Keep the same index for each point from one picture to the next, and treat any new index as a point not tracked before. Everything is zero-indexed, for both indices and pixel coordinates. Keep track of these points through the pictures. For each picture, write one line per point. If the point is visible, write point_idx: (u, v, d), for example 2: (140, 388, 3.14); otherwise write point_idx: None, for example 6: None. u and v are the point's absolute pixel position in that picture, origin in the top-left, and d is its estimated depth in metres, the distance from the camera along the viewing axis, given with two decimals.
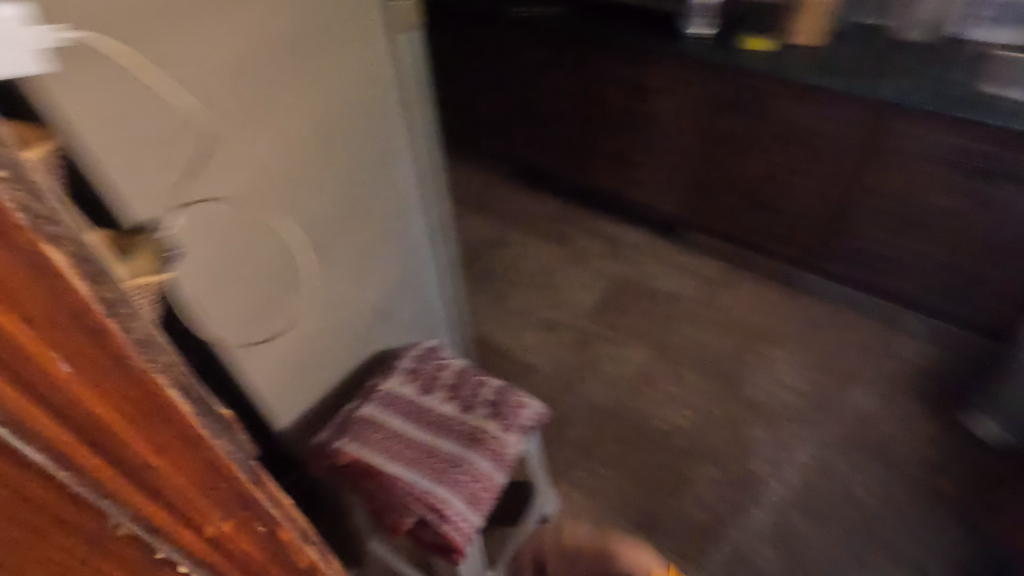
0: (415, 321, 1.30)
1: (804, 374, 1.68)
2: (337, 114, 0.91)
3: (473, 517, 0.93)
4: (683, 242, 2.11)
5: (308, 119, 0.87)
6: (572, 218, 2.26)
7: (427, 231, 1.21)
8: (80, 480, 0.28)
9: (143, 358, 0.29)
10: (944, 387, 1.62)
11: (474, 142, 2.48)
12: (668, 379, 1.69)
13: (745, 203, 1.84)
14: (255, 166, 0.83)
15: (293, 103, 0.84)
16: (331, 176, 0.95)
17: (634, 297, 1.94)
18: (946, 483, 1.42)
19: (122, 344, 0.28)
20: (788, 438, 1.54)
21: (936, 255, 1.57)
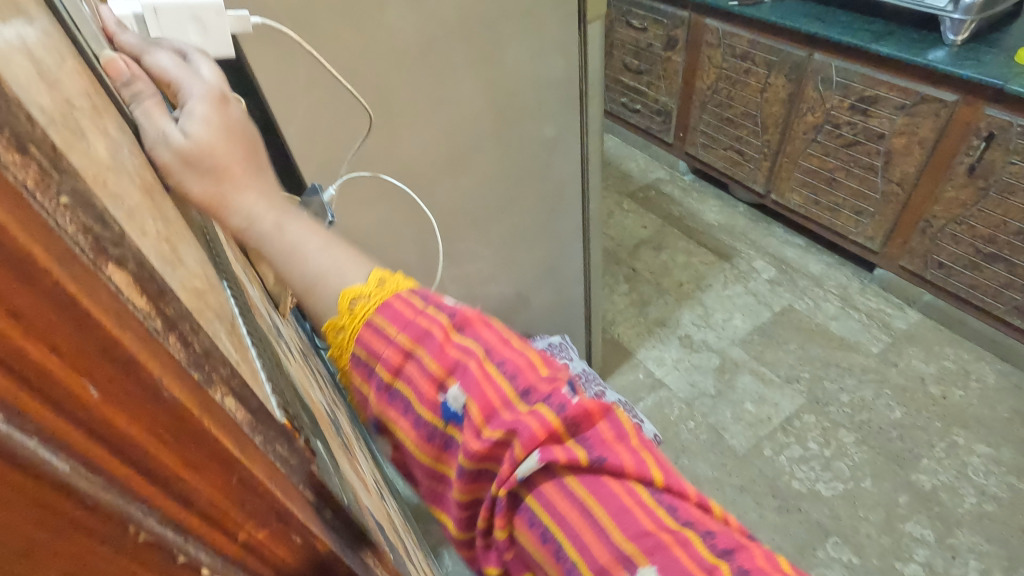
0: (553, 309, 1.32)
1: (1004, 478, 1.36)
2: (511, 105, 0.92)
3: None
4: (874, 282, 1.82)
5: (482, 107, 0.89)
6: (744, 233, 2.07)
7: (579, 228, 1.19)
8: None
9: (262, 444, 0.25)
10: None
11: (654, 133, 2.36)
12: (817, 435, 1.48)
13: (973, 253, 1.49)
14: (427, 146, 0.88)
15: (472, 91, 0.86)
16: (495, 163, 0.98)
17: (797, 333, 1.72)
18: None
19: (237, 450, 0.22)
20: (959, 548, 1.27)
21: None
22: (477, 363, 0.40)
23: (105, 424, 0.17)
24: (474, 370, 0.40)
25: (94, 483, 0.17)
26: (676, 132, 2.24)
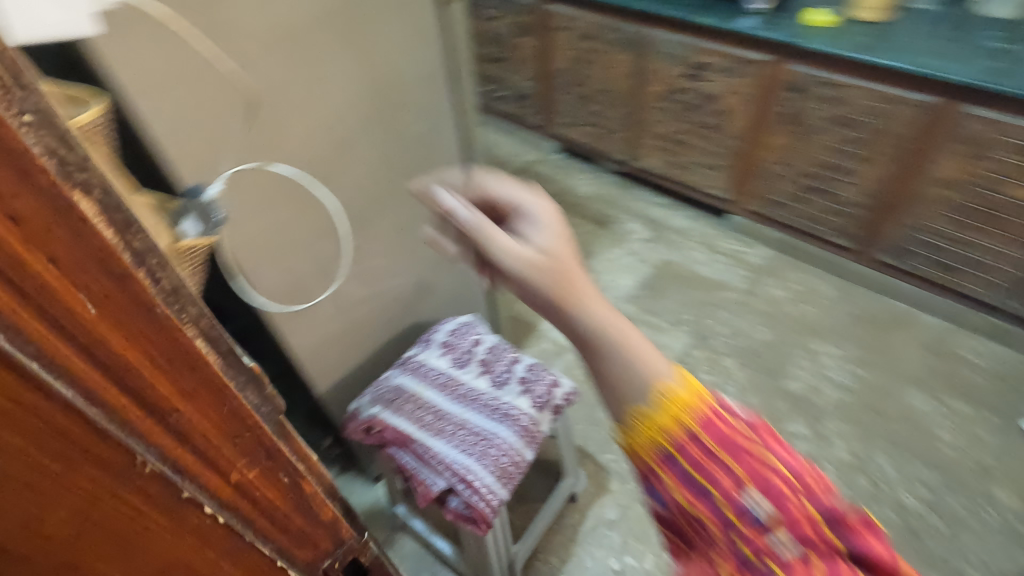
0: (456, 292, 1.34)
1: (852, 369, 1.62)
2: (388, 91, 0.93)
3: (500, 490, 0.94)
4: (731, 228, 2.06)
5: (361, 96, 0.90)
6: (617, 201, 2.23)
7: (471, 208, 1.23)
8: (102, 418, 0.28)
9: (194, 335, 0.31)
10: (1007, 393, 1.54)
11: (522, 120, 2.48)
12: (706, 366, 1.67)
13: (800, 188, 1.75)
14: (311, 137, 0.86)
15: (348, 79, 0.87)
16: (380, 151, 0.98)
17: (675, 282, 1.90)
18: (1002, 494, 1.36)
19: (159, 302, 0.29)
20: (830, 435, 1.49)
21: (1008, 252, 1.47)
22: (744, 441, 0.41)
23: (18, 263, 0.23)
24: (783, 475, 0.40)
25: (53, 316, 0.25)
26: (541, 115, 2.37)
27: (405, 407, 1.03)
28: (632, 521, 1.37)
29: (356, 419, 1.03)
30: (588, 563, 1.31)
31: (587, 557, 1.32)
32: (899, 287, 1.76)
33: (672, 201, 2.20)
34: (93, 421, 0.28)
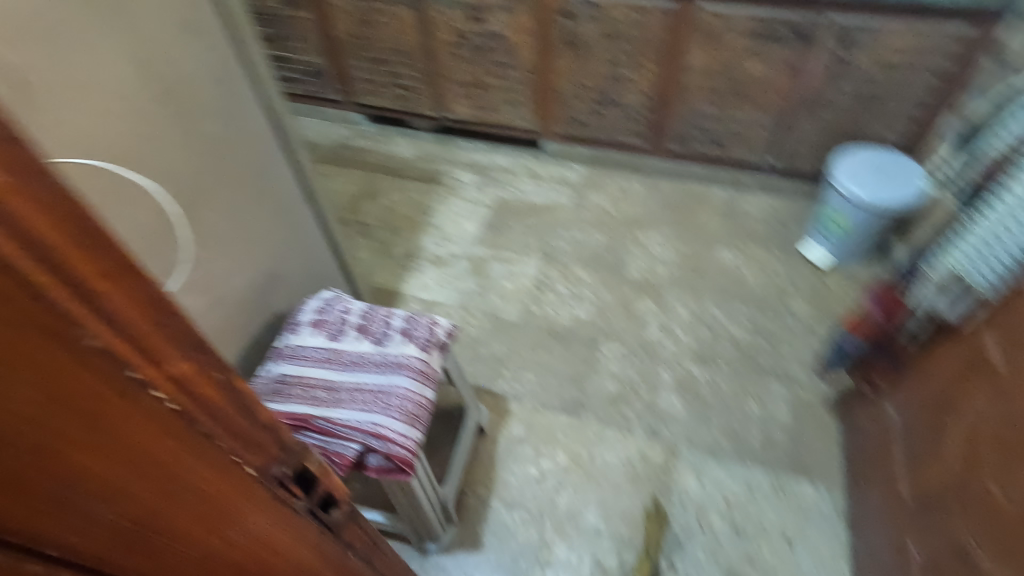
0: (306, 272, 1.33)
1: (674, 247, 1.90)
2: (173, 73, 0.88)
3: (413, 433, 0.98)
4: (547, 155, 2.23)
5: (146, 83, 0.83)
6: (440, 156, 2.28)
7: (290, 179, 1.22)
8: (44, 336, 0.25)
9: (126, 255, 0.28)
10: (783, 229, 1.92)
11: (321, 98, 2.38)
12: (561, 280, 1.83)
13: (593, 104, 1.96)
14: (109, 137, 0.79)
15: (127, 66, 0.80)
16: (185, 140, 0.92)
17: (514, 216, 2.04)
18: (798, 305, 1.72)
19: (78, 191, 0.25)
20: (671, 303, 1.75)
21: (757, 118, 1.81)
22: None
23: None
24: None
25: None
26: (339, 88, 2.30)
27: (293, 392, 1.01)
28: (537, 430, 1.50)
29: None
30: (511, 480, 1.41)
31: (508, 475, 1.42)
32: (691, 169, 2.07)
33: (490, 144, 2.31)
34: (34, 339, 0.24)
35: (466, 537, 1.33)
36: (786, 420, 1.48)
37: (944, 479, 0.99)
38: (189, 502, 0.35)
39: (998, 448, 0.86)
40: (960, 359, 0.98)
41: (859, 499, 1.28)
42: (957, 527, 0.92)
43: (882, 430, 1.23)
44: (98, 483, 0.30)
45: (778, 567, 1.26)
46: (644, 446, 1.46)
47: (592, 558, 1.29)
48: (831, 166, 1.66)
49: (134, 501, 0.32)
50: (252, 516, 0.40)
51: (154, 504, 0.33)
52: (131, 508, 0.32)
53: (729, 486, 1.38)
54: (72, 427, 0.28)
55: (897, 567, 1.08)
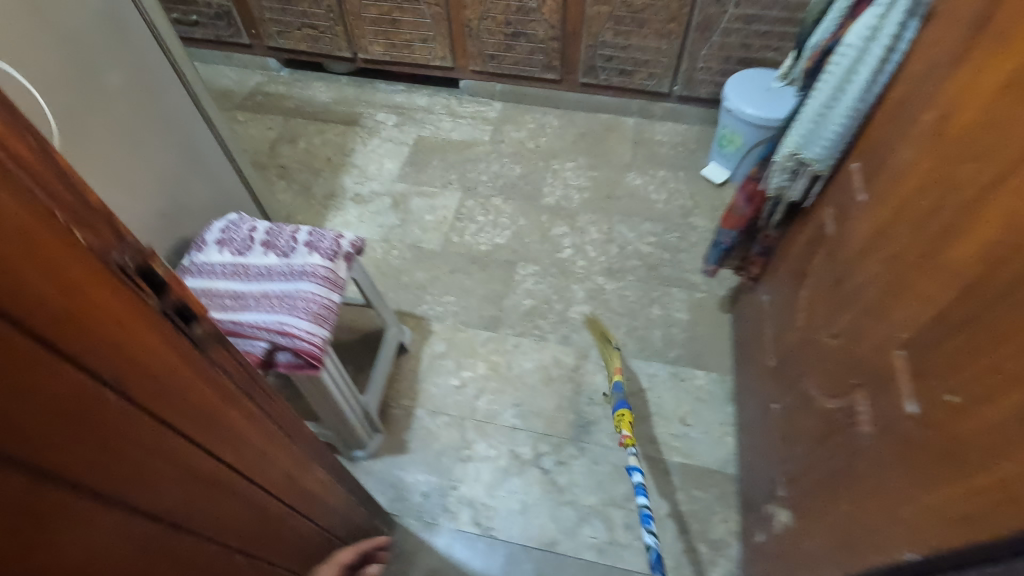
0: (215, 202, 1.36)
1: (587, 174, 2.00)
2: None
3: (320, 330, 1.05)
4: (465, 93, 2.27)
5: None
6: (358, 98, 2.28)
7: (189, 105, 1.24)
8: None
9: None
10: (687, 153, 2.05)
11: (231, 42, 2.32)
12: (480, 210, 1.91)
13: (504, 38, 2.00)
14: None
15: None
16: (64, 58, 0.95)
17: (434, 153, 2.08)
18: (698, 220, 1.85)
19: None
20: (583, 225, 1.86)
21: (656, 46, 1.90)
22: None
23: None
24: None
25: None
26: (247, 31, 2.25)
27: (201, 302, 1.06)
28: (458, 345, 1.59)
29: None
30: (434, 391, 1.51)
31: (431, 387, 1.52)
32: (602, 101, 2.15)
33: (408, 85, 2.32)
34: None
35: (392, 444, 1.43)
36: (685, 321, 1.63)
37: (795, 340, 1.14)
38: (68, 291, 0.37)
39: (829, 305, 1.00)
40: (810, 236, 1.12)
41: (742, 378, 1.44)
42: (802, 376, 1.07)
43: (758, 315, 1.39)
44: (9, 258, 0.33)
45: (674, 443, 1.42)
46: (557, 352, 1.57)
47: (509, 451, 1.41)
48: (725, 89, 1.80)
49: (58, 313, 0.37)
50: (125, 319, 0.43)
51: (40, 287, 0.35)
52: (53, 320, 0.37)
53: (633, 380, 1.52)
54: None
55: (766, 424, 1.24)
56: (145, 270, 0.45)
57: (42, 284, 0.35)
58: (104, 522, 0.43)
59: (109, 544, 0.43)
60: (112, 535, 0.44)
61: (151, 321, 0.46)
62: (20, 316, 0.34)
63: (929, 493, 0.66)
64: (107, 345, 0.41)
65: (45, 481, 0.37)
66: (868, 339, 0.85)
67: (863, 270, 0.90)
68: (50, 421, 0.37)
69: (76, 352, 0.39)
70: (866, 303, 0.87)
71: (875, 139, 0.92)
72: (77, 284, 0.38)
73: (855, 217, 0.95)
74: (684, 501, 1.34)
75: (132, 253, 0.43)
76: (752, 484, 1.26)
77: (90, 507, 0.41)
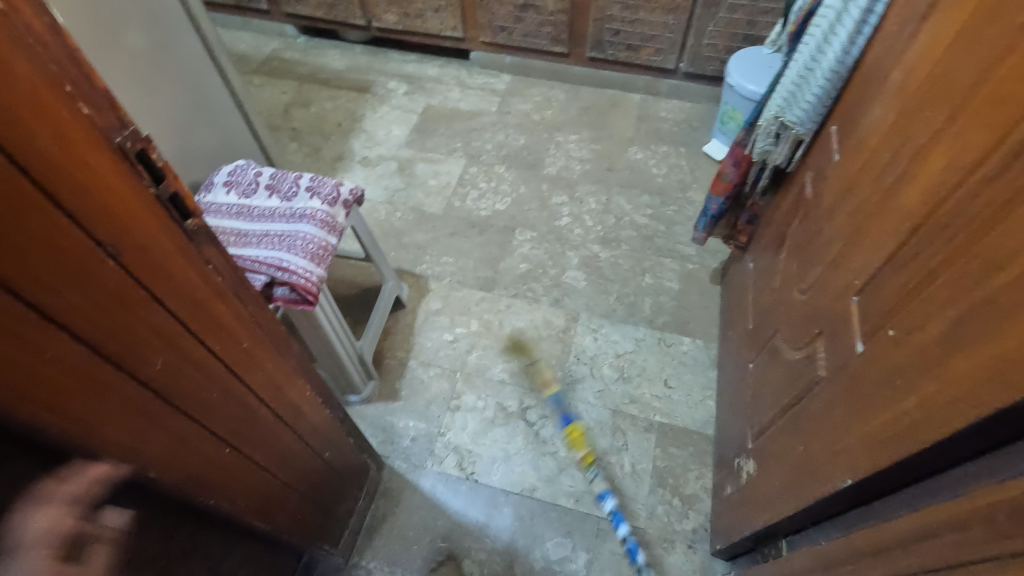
0: (226, 152, 1.43)
1: (590, 147, 2.03)
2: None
3: (316, 269, 1.11)
4: (475, 65, 2.30)
5: None
6: (370, 67, 2.33)
7: (202, 54, 1.30)
8: None
9: None
10: (691, 130, 2.07)
11: (249, 8, 2.38)
12: (483, 178, 1.95)
13: (513, 9, 2.03)
14: None
15: None
16: None
17: (441, 121, 2.13)
18: (696, 195, 1.89)
19: None
20: (582, 196, 1.90)
21: (663, 21, 1.92)
22: None
23: None
24: None
25: None
26: None
27: None
28: (453, 303, 1.65)
29: None
30: (427, 344, 1.57)
31: (425, 341, 1.58)
32: (609, 76, 2.18)
33: (420, 55, 2.36)
34: None
35: (384, 391, 1.49)
36: (675, 290, 1.67)
37: (772, 302, 1.18)
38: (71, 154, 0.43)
39: (801, 264, 1.04)
40: (791, 201, 1.16)
41: (725, 345, 1.48)
42: (775, 333, 1.11)
43: (743, 282, 1.42)
44: (19, 117, 0.39)
45: (655, 403, 1.46)
46: (548, 314, 1.62)
47: (496, 403, 1.47)
48: (728, 66, 1.81)
49: (63, 175, 0.43)
50: (123, 193, 0.48)
51: (45, 141, 0.41)
52: (59, 180, 0.43)
53: (620, 343, 1.56)
54: (7, 92, 0.38)
55: (742, 384, 1.27)
56: (144, 156, 0.50)
57: (48, 144, 0.41)
58: (91, 370, 0.49)
59: (94, 392, 0.50)
60: (97, 384, 0.50)
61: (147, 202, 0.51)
62: (27, 163, 0.40)
63: (867, 422, 0.70)
64: (107, 214, 0.47)
65: (38, 317, 0.43)
66: (830, 290, 0.89)
67: (831, 225, 0.93)
68: (49, 265, 0.43)
69: (78, 213, 0.45)
70: (832, 256, 0.90)
71: (852, 100, 0.95)
72: (81, 153, 0.44)
73: (829, 176, 0.99)
74: (661, 458, 1.38)
75: (133, 138, 0.49)
76: (726, 442, 1.30)
77: (78, 352, 0.48)
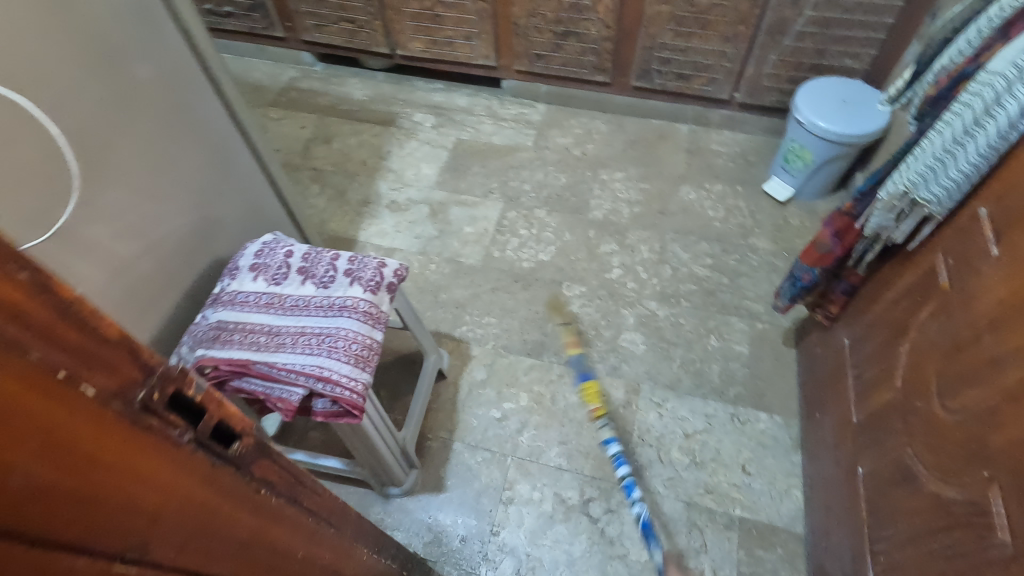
0: (250, 219, 1.27)
1: (638, 186, 1.87)
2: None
3: (361, 374, 0.95)
4: (508, 94, 2.14)
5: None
6: (395, 97, 2.17)
7: (222, 115, 1.14)
8: None
9: None
10: (747, 166, 1.90)
11: (264, 34, 2.22)
12: (523, 223, 1.79)
13: (554, 37, 1.87)
14: None
15: None
16: (86, 63, 0.86)
17: (474, 158, 1.96)
18: (759, 241, 1.71)
19: None
20: (634, 243, 1.73)
21: (720, 49, 1.75)
22: None
23: None
24: None
25: None
26: (282, 23, 2.14)
27: (233, 337, 0.96)
28: (499, 373, 1.49)
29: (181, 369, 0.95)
30: (473, 423, 1.41)
31: (471, 418, 1.42)
32: (655, 106, 2.01)
33: (448, 83, 2.20)
34: None
35: (429, 480, 1.34)
36: (745, 355, 1.50)
37: (889, 402, 1.01)
38: (65, 457, 0.28)
39: (942, 375, 0.87)
40: (914, 287, 0.99)
41: (812, 426, 1.31)
42: (901, 446, 0.94)
43: (835, 359, 1.26)
44: None
45: (734, 494, 1.30)
46: (606, 384, 1.46)
47: (555, 494, 1.31)
48: (795, 100, 1.64)
49: (55, 496, 0.27)
50: (149, 469, 0.32)
51: (21, 462, 0.25)
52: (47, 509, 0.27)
53: (689, 420, 1.40)
54: None
55: (844, 488, 1.11)
56: (174, 398, 0.34)
57: (27, 467, 0.25)
58: None
59: None
60: None
61: (184, 459, 0.35)
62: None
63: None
64: (126, 509, 0.31)
65: None
66: (1008, 430, 0.72)
67: (997, 342, 0.77)
68: None
69: (83, 533, 0.29)
70: (1005, 383, 0.74)
71: (1018, 183, 0.78)
72: (82, 448, 0.28)
73: (983, 273, 0.82)
74: (746, 561, 1.22)
75: (160, 382, 0.33)
76: (826, 552, 1.14)
77: None
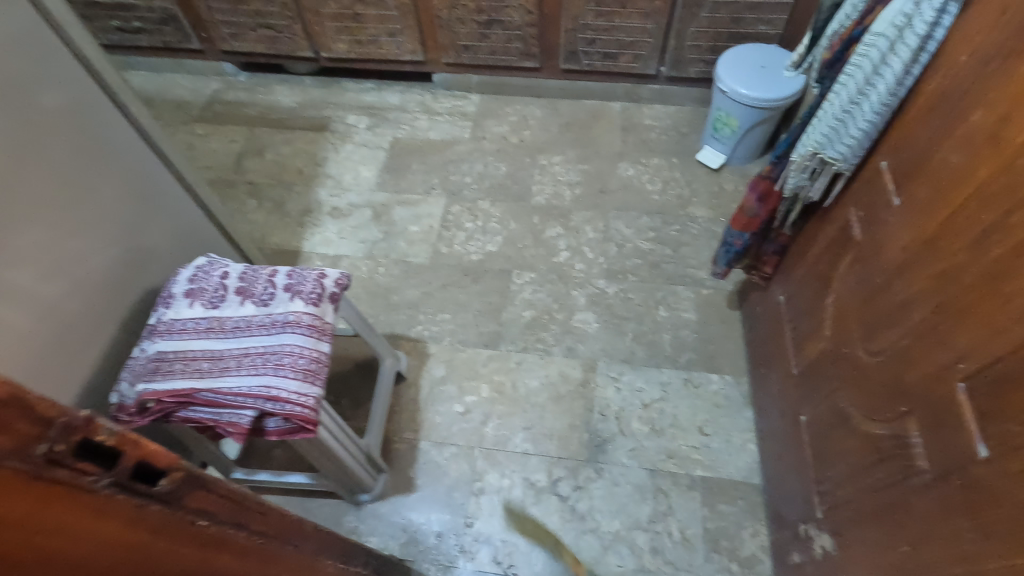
0: (180, 243, 1.23)
1: (577, 167, 1.89)
2: None
3: (311, 389, 0.94)
4: (440, 87, 2.12)
5: None
6: (325, 101, 2.13)
7: (135, 140, 1.09)
8: None
9: None
10: (681, 137, 1.94)
11: (180, 47, 2.13)
12: (468, 216, 1.79)
13: (478, 26, 1.86)
14: None
15: None
16: None
17: (412, 156, 1.95)
18: (698, 210, 1.77)
19: None
20: (578, 225, 1.76)
21: (642, 25, 1.78)
22: None
23: None
24: None
25: None
26: (198, 34, 2.06)
27: (174, 368, 0.94)
28: (458, 368, 1.50)
29: (123, 406, 0.92)
30: (438, 420, 1.42)
31: (435, 416, 1.43)
32: (586, 86, 2.03)
33: (378, 81, 2.17)
34: None
35: (398, 483, 1.35)
36: (694, 321, 1.55)
37: (822, 350, 1.07)
38: None
39: (861, 320, 0.93)
40: (833, 241, 1.04)
41: (759, 382, 1.38)
42: (835, 391, 1.00)
43: (774, 316, 1.32)
44: None
45: (694, 455, 1.35)
46: (564, 366, 1.49)
47: (524, 479, 1.34)
48: (717, 69, 1.69)
49: None
50: (60, 520, 0.33)
51: None
52: None
53: (646, 391, 1.45)
54: None
55: (791, 437, 1.17)
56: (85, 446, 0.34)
57: None
58: None
59: None
60: None
61: (101, 504, 0.35)
62: None
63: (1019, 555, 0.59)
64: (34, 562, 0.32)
65: None
66: (920, 366, 0.77)
67: (904, 286, 0.82)
68: None
69: None
70: (913, 324, 0.79)
71: (911, 135, 0.83)
72: None
73: (889, 223, 0.87)
74: (711, 518, 1.28)
75: (63, 432, 0.33)
76: (781, 498, 1.20)
77: None
